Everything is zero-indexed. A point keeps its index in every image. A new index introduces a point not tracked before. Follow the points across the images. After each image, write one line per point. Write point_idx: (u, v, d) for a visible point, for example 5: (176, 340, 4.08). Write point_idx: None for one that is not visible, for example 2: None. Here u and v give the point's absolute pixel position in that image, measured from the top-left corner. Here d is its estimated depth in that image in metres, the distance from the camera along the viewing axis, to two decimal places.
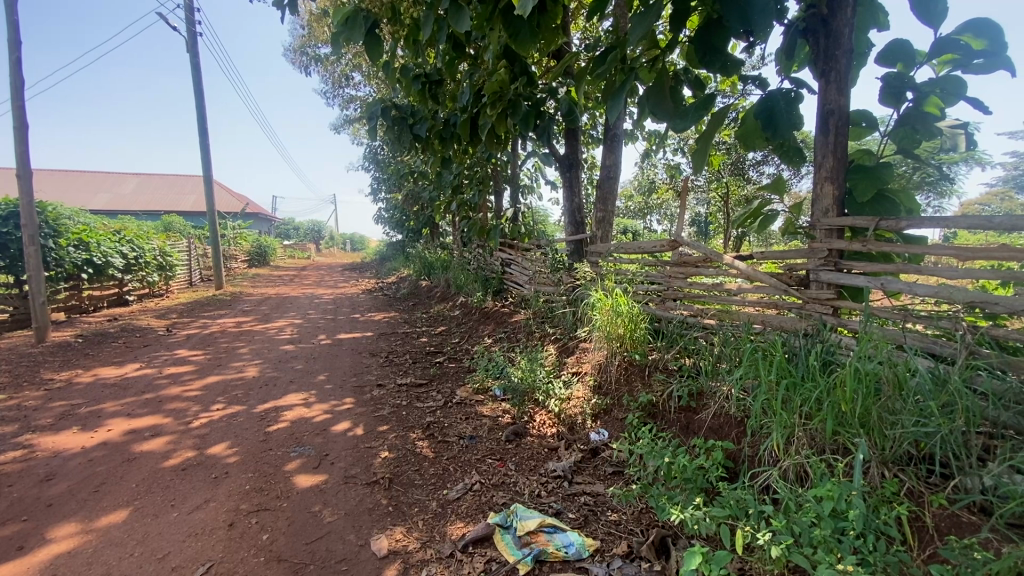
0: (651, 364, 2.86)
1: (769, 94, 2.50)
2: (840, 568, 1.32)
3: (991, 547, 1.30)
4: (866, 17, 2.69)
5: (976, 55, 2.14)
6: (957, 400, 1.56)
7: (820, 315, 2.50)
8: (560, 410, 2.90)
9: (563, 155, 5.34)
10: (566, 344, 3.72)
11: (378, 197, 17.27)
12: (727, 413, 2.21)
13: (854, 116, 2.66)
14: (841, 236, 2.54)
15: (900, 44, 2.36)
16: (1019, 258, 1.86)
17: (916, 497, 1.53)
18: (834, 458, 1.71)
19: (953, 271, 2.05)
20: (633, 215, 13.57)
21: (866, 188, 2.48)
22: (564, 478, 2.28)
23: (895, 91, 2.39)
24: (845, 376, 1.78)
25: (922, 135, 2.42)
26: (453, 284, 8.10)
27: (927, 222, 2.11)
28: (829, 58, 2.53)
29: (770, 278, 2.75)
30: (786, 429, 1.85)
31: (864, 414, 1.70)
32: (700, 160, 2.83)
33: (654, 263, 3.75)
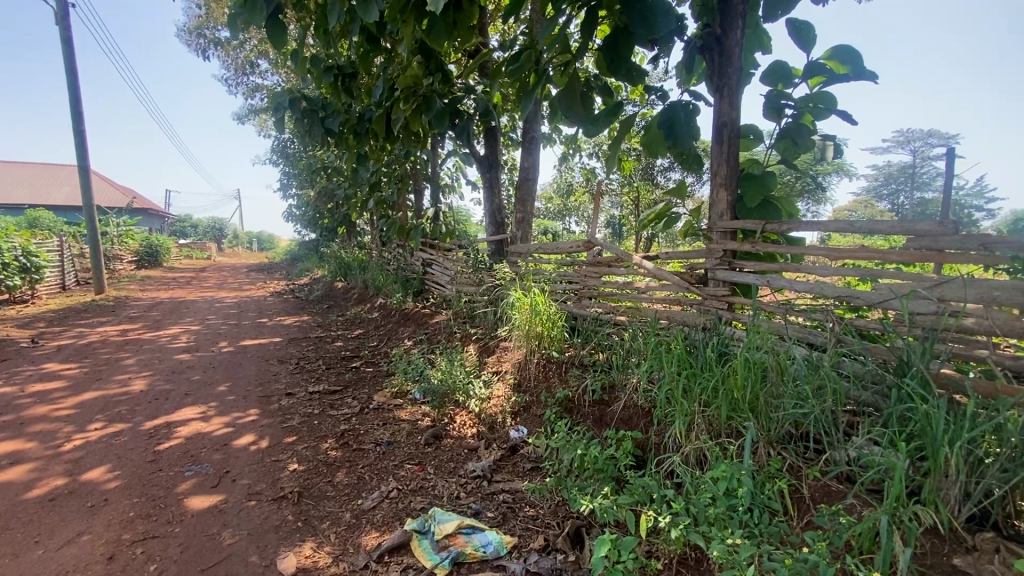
0: (568, 360, 2.94)
1: (671, 105, 2.70)
2: (730, 543, 1.44)
3: (854, 511, 1.48)
4: (751, 39, 2.97)
5: (840, 76, 2.45)
6: (827, 383, 1.77)
7: (717, 310, 2.73)
8: (480, 410, 2.89)
9: (483, 155, 5.39)
10: (486, 344, 3.72)
11: (288, 194, 16.29)
12: (636, 404, 2.33)
13: (744, 130, 2.94)
14: (734, 238, 2.79)
15: (780, 66, 2.66)
16: (876, 257, 2.14)
17: (795, 472, 1.70)
18: (728, 441, 1.87)
19: (824, 269, 2.32)
20: (553, 217, 13.90)
21: (754, 195, 2.78)
22: (483, 477, 2.28)
23: (777, 106, 2.68)
24: (736, 364, 1.95)
25: (800, 147, 2.73)
26: (371, 285, 7.83)
27: (803, 226, 2.37)
28: (723, 74, 2.77)
29: (674, 276, 2.97)
30: (687, 416, 1.98)
31: (753, 399, 1.87)
32: (608, 163, 2.97)
33: (571, 263, 3.87)
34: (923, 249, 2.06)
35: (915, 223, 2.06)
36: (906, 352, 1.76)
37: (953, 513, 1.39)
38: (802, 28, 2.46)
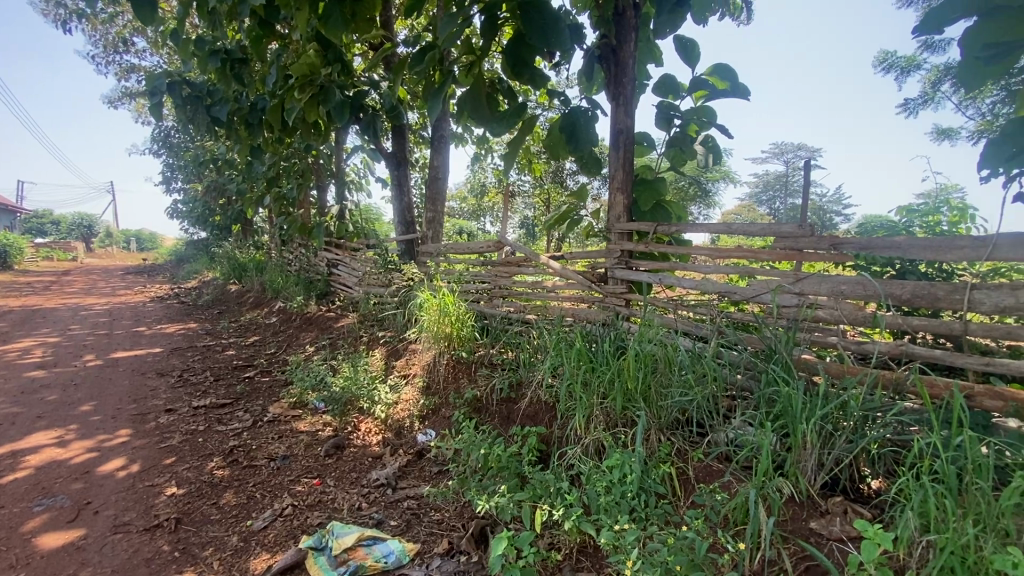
0: (477, 360, 2.94)
1: (571, 110, 2.82)
2: (619, 528, 1.52)
3: (730, 488, 1.62)
4: (644, 52, 3.16)
5: (721, 91, 2.70)
6: (709, 371, 1.93)
7: (616, 307, 2.89)
8: (387, 415, 2.80)
9: (390, 152, 5.24)
10: (394, 347, 3.61)
11: (172, 188, 14.69)
12: (542, 400, 2.38)
13: (638, 137, 3.14)
14: (631, 239, 2.97)
15: (668, 78, 2.89)
16: (749, 256, 2.38)
17: (682, 455, 1.84)
18: (623, 430, 1.97)
19: (708, 266, 2.53)
20: (467, 217, 13.84)
21: (648, 198, 2.99)
22: (388, 485, 2.21)
23: (666, 117, 2.90)
24: (630, 357, 2.07)
25: (687, 155, 2.97)
26: (269, 288, 7.29)
27: (688, 228, 2.57)
28: (618, 83, 2.93)
29: (578, 275, 3.09)
30: (587, 408, 2.06)
31: (645, 389, 2.00)
32: (513, 164, 3.01)
33: (481, 263, 3.87)
34: (787, 249, 2.32)
35: (780, 226, 2.33)
36: (773, 340, 1.98)
37: (810, 482, 1.56)
38: (687, 45, 2.67)
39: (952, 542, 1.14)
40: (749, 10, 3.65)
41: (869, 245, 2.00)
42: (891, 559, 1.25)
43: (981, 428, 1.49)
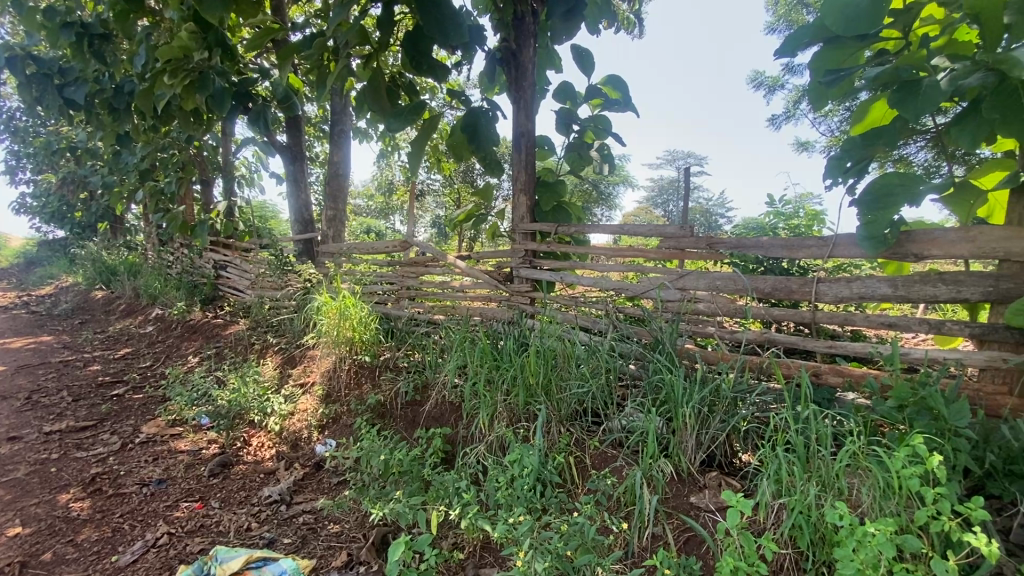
0: (381, 364, 2.85)
1: (472, 110, 2.85)
2: (513, 521, 1.55)
3: (620, 473, 1.72)
4: (543, 59, 3.26)
5: (615, 101, 2.88)
6: (603, 363, 2.05)
7: (521, 306, 2.97)
8: (282, 427, 2.63)
9: (285, 145, 4.91)
10: (292, 354, 3.39)
11: (17, 180, 12.60)
12: (447, 400, 2.35)
13: (539, 140, 3.24)
14: (534, 239, 3.07)
15: (567, 85, 3.02)
16: (640, 254, 2.55)
17: (580, 444, 1.91)
18: (525, 424, 2.01)
19: (604, 264, 2.68)
20: (374, 216, 13.35)
21: (549, 200, 3.10)
22: (281, 502, 2.07)
23: (566, 123, 3.04)
24: (532, 353, 2.13)
25: (584, 159, 3.13)
26: (144, 294, 6.51)
27: (589, 228, 2.70)
28: (519, 87, 3.00)
29: (483, 274, 3.12)
30: (491, 406, 2.08)
31: (546, 383, 2.07)
32: (416, 164, 2.96)
33: (387, 263, 3.76)
34: (672, 248, 2.52)
35: (666, 227, 2.52)
36: (660, 332, 2.14)
37: (690, 460, 1.70)
38: (582, 55, 2.81)
39: (800, 502, 1.30)
40: (641, 26, 3.92)
41: (740, 244, 2.24)
42: (753, 523, 1.40)
43: (826, 402, 1.72)
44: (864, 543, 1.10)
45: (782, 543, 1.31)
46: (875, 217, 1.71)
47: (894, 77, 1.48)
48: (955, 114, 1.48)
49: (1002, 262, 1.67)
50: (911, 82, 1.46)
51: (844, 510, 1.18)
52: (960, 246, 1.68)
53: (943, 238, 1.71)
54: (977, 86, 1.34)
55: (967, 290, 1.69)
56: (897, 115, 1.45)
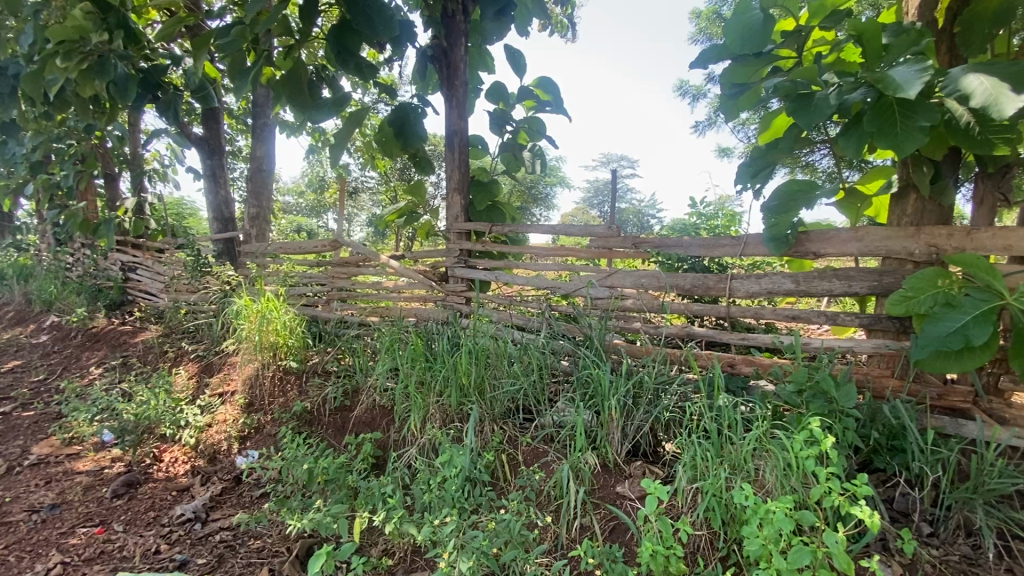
0: (308, 369, 2.74)
1: (401, 105, 2.80)
2: (441, 523, 1.54)
3: (550, 467, 1.75)
4: (477, 59, 3.25)
5: (546, 103, 2.95)
6: (535, 361, 2.08)
7: (456, 305, 2.95)
8: (198, 440, 2.45)
9: (201, 138, 4.59)
10: (210, 361, 3.17)
11: None
12: (379, 404, 2.29)
13: (472, 139, 3.23)
14: (469, 238, 3.06)
15: (499, 85, 3.03)
16: (570, 253, 2.61)
17: (513, 441, 1.93)
18: (458, 425, 2.00)
19: (537, 264, 2.72)
20: (305, 214, 12.75)
21: (483, 199, 3.10)
22: (196, 520, 1.94)
23: (499, 123, 3.06)
24: (465, 353, 2.12)
25: (518, 160, 3.16)
26: (37, 300, 5.86)
27: (528, 228, 2.72)
28: (451, 85, 2.98)
29: (417, 274, 3.07)
30: (423, 409, 2.05)
31: (479, 382, 2.07)
32: (339, 156, 2.87)
33: (316, 263, 3.61)
34: (600, 247, 2.60)
35: (595, 227, 2.60)
36: (590, 330, 2.21)
37: (616, 451, 1.76)
38: (513, 56, 2.83)
39: (713, 486, 1.38)
40: (574, 30, 4.01)
41: (662, 244, 2.34)
42: (672, 508, 1.47)
43: (739, 390, 1.84)
44: (767, 520, 1.19)
45: (698, 525, 1.39)
46: (779, 219, 1.86)
47: (791, 90, 1.61)
48: (843, 125, 1.62)
49: (885, 259, 1.86)
50: (808, 94, 1.59)
51: (749, 491, 1.26)
52: (851, 244, 1.85)
53: (836, 237, 1.88)
54: (858, 100, 1.48)
55: (857, 284, 1.87)
56: (794, 125, 1.58)
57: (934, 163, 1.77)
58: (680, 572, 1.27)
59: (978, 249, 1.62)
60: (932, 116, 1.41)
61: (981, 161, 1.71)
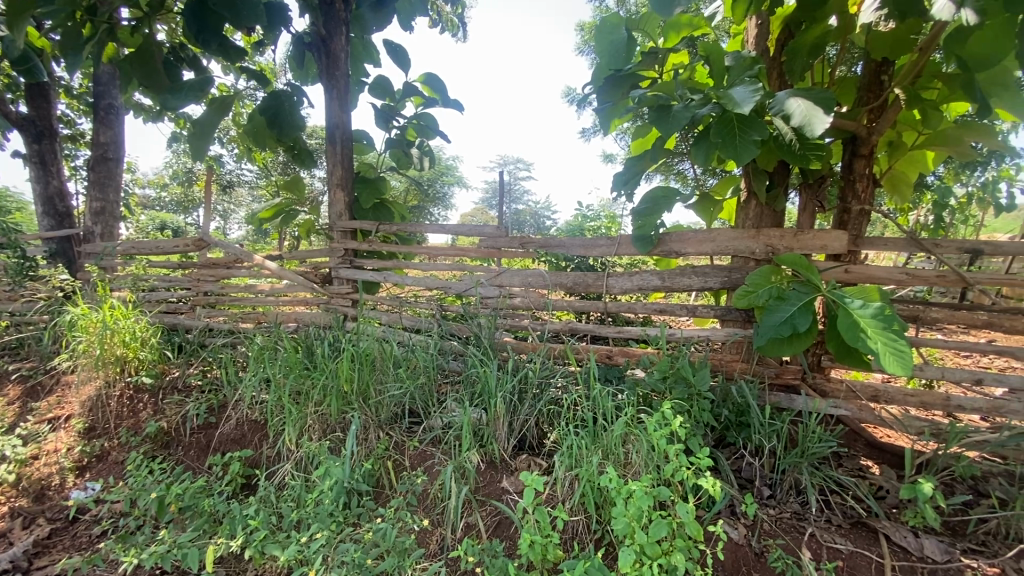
0: (166, 385, 2.44)
1: (274, 93, 2.59)
2: (315, 539, 1.45)
3: (434, 470, 1.73)
4: (361, 51, 3.11)
5: (434, 99, 2.92)
6: (422, 363, 2.04)
7: (341, 308, 2.82)
8: (18, 476, 2.07)
9: (23, 117, 3.87)
10: (39, 381, 2.69)
11: None
12: (250, 419, 2.11)
13: (356, 134, 3.09)
14: (353, 237, 2.94)
15: (384, 79, 2.94)
16: (459, 253, 2.61)
17: (399, 446, 1.86)
18: (339, 433, 1.90)
19: (426, 265, 2.69)
20: (171, 209, 11.36)
21: (369, 197, 2.98)
22: (13, 571, 1.63)
23: (385, 118, 2.96)
24: (346, 357, 2.02)
25: (406, 156, 3.08)
26: None
27: (431, 228, 2.66)
28: (331, 76, 2.83)
29: (296, 275, 2.86)
30: (300, 421, 1.90)
31: (362, 389, 1.97)
32: (205, 149, 2.59)
33: (178, 266, 3.23)
34: (488, 247, 2.63)
35: (482, 227, 2.61)
36: (478, 329, 2.24)
37: (503, 447, 1.78)
38: (398, 51, 2.76)
39: (587, 473, 1.46)
40: (464, 29, 4.01)
41: (545, 243, 2.42)
42: (551, 497, 1.53)
43: (615, 381, 1.96)
44: (632, 499, 1.27)
45: (574, 511, 1.46)
46: (644, 221, 2.04)
47: (653, 102, 1.76)
48: (696, 135, 1.80)
49: (734, 257, 2.10)
50: (666, 106, 1.74)
51: (614, 474, 1.35)
52: (706, 244, 2.06)
53: (695, 238, 2.08)
54: (707, 114, 1.65)
55: (711, 279, 2.09)
56: (656, 133, 1.73)
57: (768, 174, 2.03)
58: (556, 558, 1.32)
59: (802, 248, 1.89)
60: (762, 132, 1.61)
61: (804, 173, 2.00)
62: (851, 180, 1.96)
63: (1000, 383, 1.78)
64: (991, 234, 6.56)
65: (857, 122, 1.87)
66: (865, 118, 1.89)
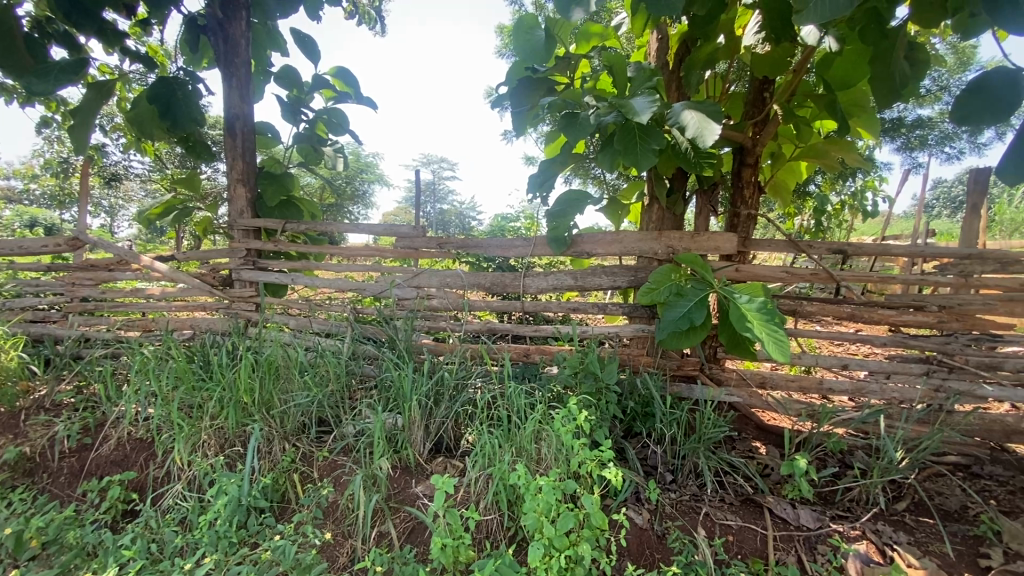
0: (29, 405, 2.14)
1: (164, 79, 2.37)
2: (207, 565, 1.34)
3: (343, 480, 1.66)
4: (264, 38, 2.92)
5: (346, 94, 2.81)
6: (332, 369, 1.95)
7: (244, 313, 2.64)
8: None
9: None
10: None
11: None
12: (135, 437, 1.91)
13: (260, 126, 2.90)
14: (257, 236, 2.76)
15: (291, 70, 2.78)
16: (374, 253, 2.53)
17: (307, 458, 1.77)
18: (238, 448, 1.77)
19: (340, 266, 2.58)
20: (44, 204, 10.00)
21: (274, 194, 2.73)
22: None
23: (292, 111, 2.80)
24: (246, 365, 1.88)
25: (316, 152, 2.92)
26: None
27: (346, 228, 2.56)
28: (230, 63, 2.63)
29: (192, 277, 2.62)
30: (192, 436, 1.75)
31: (265, 399, 1.85)
32: (83, 140, 2.33)
33: (46, 268, 2.85)
34: (404, 247, 2.57)
35: (399, 227, 2.55)
36: (394, 331, 2.19)
37: (418, 451, 1.75)
38: (306, 41, 2.63)
39: (500, 473, 1.47)
40: (382, 24, 3.91)
41: (463, 244, 2.42)
42: (465, 498, 1.53)
43: (529, 379, 1.99)
44: (542, 494, 1.30)
45: (487, 511, 1.47)
46: (558, 223, 2.09)
47: (561, 108, 1.82)
48: (601, 142, 1.88)
49: (639, 258, 2.21)
50: (573, 112, 1.80)
51: (523, 471, 1.38)
52: (614, 245, 2.16)
53: (604, 240, 2.18)
54: (611, 121, 1.73)
55: (620, 278, 2.19)
56: (563, 137, 1.79)
57: (669, 180, 2.17)
58: (468, 559, 1.33)
59: (699, 249, 2.04)
60: (660, 140, 1.73)
61: (700, 179, 2.16)
62: (740, 186, 2.14)
63: (862, 367, 2.03)
64: (861, 238, 7.46)
65: (744, 134, 2.05)
66: (751, 130, 2.08)
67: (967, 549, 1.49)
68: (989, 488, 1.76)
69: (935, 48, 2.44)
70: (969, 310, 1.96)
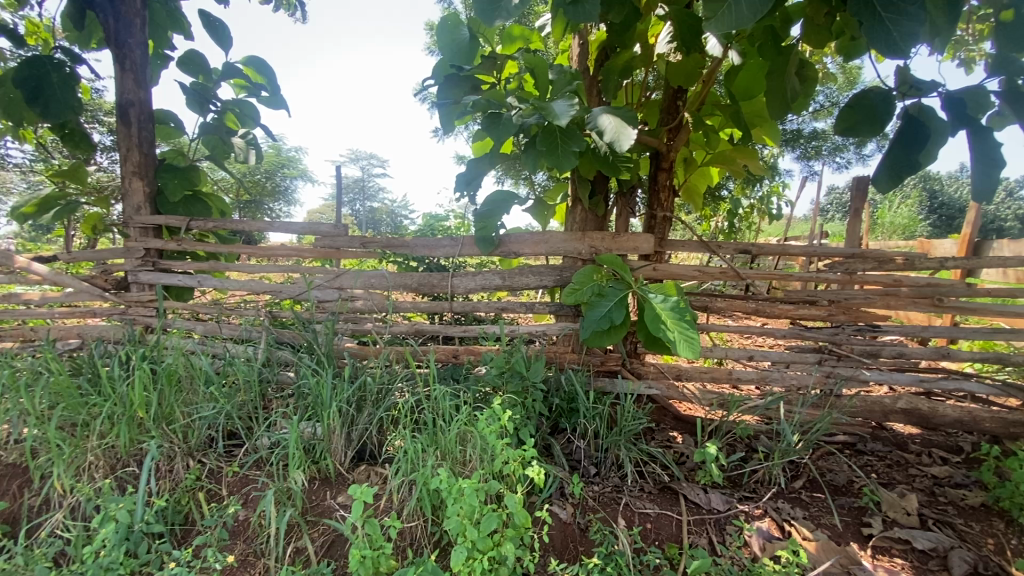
0: None
1: (31, 59, 2.12)
2: None
3: (256, 494, 1.56)
4: (164, 18, 2.67)
5: (259, 85, 2.64)
6: (243, 377, 1.83)
7: (143, 318, 2.41)
8: None
9: None
10: None
11: None
12: (5, 462, 1.68)
13: (160, 115, 2.65)
14: (158, 235, 2.52)
15: (196, 55, 2.57)
16: (289, 253, 2.40)
17: (215, 474, 1.64)
18: (133, 468, 1.61)
19: (253, 266, 2.43)
20: None
21: (176, 189, 2.49)
22: None
23: (198, 99, 2.59)
24: (141, 378, 1.71)
25: (225, 144, 2.71)
26: None
27: (260, 226, 2.41)
28: (122, 44, 2.39)
29: (79, 280, 2.36)
30: (76, 458, 1.57)
31: (165, 413, 1.70)
32: None
33: None
34: (325, 246, 2.46)
35: (319, 226, 2.43)
36: (312, 335, 2.09)
37: (339, 460, 1.68)
38: (213, 25, 2.44)
39: (423, 478, 1.44)
40: (301, 10, 3.71)
41: (386, 244, 2.35)
42: (388, 505, 1.49)
43: (454, 381, 1.97)
44: (465, 496, 1.29)
45: (411, 516, 1.44)
46: (485, 223, 2.08)
47: (486, 108, 1.80)
48: (525, 143, 1.90)
49: (564, 258, 2.26)
50: (497, 113, 1.79)
51: (446, 474, 1.36)
52: (540, 245, 2.19)
53: (529, 240, 2.20)
54: (534, 123, 1.75)
55: (546, 278, 2.23)
56: (488, 137, 1.78)
57: (591, 182, 2.23)
58: (389, 568, 1.29)
59: (620, 249, 2.12)
60: (581, 143, 1.77)
61: (619, 182, 2.24)
62: (656, 190, 2.24)
63: (766, 358, 2.20)
64: (767, 239, 8.12)
65: (659, 140, 2.16)
66: (666, 137, 2.19)
67: (852, 520, 1.65)
68: (870, 463, 1.97)
69: (825, 66, 2.69)
70: (852, 304, 2.17)
